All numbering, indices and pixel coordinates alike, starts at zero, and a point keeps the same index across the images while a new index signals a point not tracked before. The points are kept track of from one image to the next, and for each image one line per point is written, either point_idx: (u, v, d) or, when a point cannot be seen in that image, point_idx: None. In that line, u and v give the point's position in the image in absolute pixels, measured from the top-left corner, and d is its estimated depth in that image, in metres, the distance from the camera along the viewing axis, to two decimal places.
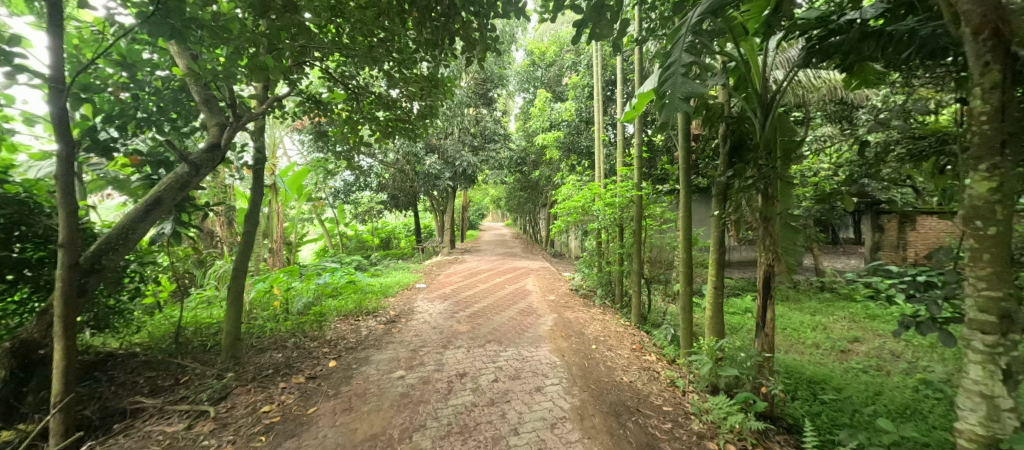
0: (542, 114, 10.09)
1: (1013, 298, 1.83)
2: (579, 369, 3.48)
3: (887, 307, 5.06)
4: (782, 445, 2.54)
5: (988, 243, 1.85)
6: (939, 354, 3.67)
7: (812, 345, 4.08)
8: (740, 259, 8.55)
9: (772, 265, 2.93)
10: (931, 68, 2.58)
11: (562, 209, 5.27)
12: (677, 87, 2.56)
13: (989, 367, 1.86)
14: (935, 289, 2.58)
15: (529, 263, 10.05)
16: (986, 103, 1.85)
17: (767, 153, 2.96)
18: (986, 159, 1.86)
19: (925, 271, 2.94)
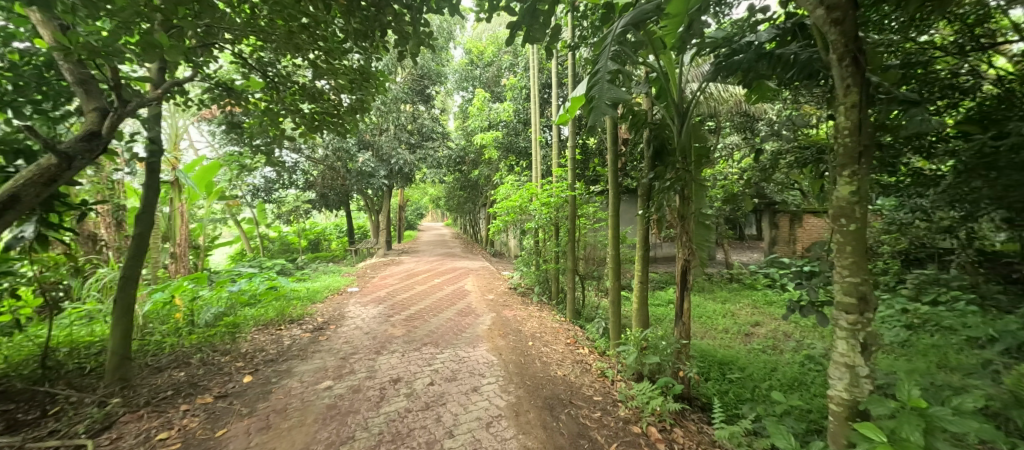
0: (480, 114, 10.10)
1: (867, 283, 2.19)
2: (516, 366, 3.53)
3: (781, 294, 5.82)
4: (696, 422, 2.81)
5: (849, 237, 2.20)
6: (819, 332, 4.30)
7: (723, 330, 4.55)
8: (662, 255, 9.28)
9: (689, 259, 3.21)
10: (810, 88, 2.99)
11: (500, 209, 5.30)
12: (605, 93, 2.70)
13: (851, 340, 2.22)
14: (815, 278, 3.00)
15: (469, 263, 10.01)
16: (848, 119, 2.20)
17: (683, 158, 3.24)
18: (848, 167, 2.22)
19: (809, 262, 3.40)
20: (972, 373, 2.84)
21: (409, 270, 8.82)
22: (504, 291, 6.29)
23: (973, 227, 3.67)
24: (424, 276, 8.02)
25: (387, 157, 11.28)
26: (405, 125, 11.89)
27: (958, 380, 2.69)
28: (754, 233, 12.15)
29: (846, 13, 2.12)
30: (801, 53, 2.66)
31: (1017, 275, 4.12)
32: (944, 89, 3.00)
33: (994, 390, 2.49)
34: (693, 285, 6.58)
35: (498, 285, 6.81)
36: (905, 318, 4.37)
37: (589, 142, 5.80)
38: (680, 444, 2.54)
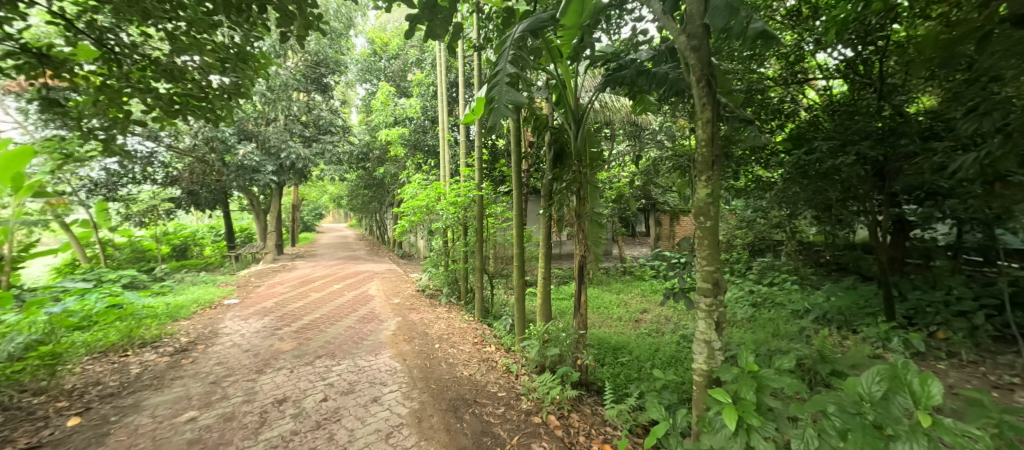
0: (385, 108, 9.74)
1: (719, 270, 2.60)
2: (420, 371, 3.42)
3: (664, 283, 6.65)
4: (591, 406, 3.05)
5: (705, 232, 2.59)
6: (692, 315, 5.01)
7: (617, 319, 5.03)
8: (564, 251, 9.95)
9: (585, 255, 3.47)
10: (679, 104, 3.46)
11: (405, 209, 5.11)
12: (504, 94, 2.78)
13: (709, 320, 2.61)
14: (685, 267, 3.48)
15: (376, 266, 9.48)
16: (703, 132, 2.59)
17: (579, 160, 3.48)
18: (704, 173, 2.60)
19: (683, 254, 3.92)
20: (793, 339, 3.58)
21: (304, 277, 8.00)
22: (412, 294, 6.08)
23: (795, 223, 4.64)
24: (322, 282, 7.37)
25: (274, 150, 10.20)
26: (298, 116, 10.89)
27: (784, 345, 3.37)
28: (641, 231, 13.68)
29: (701, 41, 2.52)
30: (671, 72, 3.05)
31: (823, 259, 5.32)
32: (775, 113, 3.83)
33: (805, 351, 3.17)
34: (593, 279, 7.15)
35: (406, 288, 6.56)
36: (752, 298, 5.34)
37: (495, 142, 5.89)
38: (575, 428, 2.73)
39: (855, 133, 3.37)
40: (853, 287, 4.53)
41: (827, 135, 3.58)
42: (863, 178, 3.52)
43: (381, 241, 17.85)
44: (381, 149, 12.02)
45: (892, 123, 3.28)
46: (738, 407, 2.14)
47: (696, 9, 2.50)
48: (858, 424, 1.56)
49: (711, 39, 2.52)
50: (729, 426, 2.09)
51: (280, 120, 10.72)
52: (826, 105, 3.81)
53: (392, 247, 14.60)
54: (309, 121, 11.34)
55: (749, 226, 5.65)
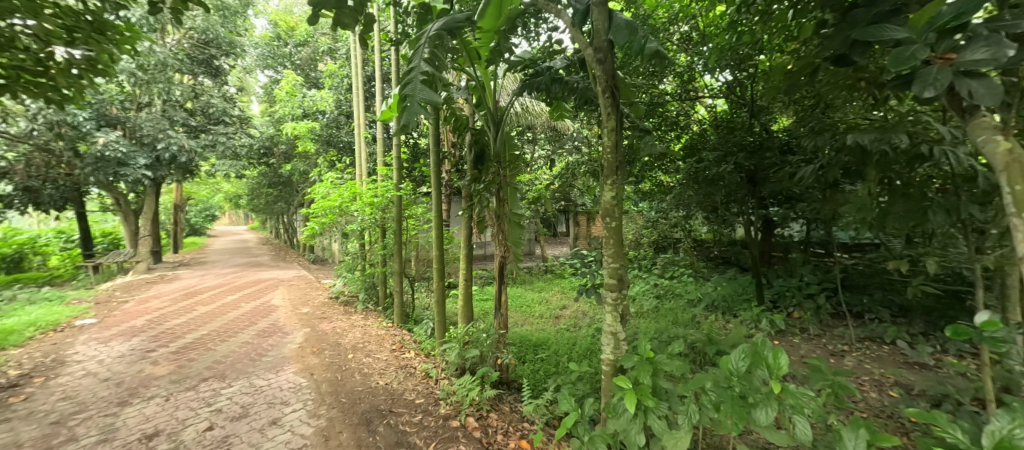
0: (292, 99, 9.14)
1: (623, 267, 2.82)
2: (330, 385, 3.18)
3: None
4: (510, 404, 3.12)
5: (610, 232, 2.79)
6: None
7: (538, 316, 5.21)
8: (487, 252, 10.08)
9: (504, 255, 3.53)
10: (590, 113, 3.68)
11: (315, 210, 4.75)
12: (418, 92, 2.70)
13: (615, 313, 2.80)
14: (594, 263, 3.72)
15: (284, 273, 8.60)
16: (608, 139, 2.79)
17: (498, 161, 3.54)
18: (610, 177, 2.79)
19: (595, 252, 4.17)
20: (687, 325, 4.05)
21: (189, 288, 6.94)
22: (323, 302, 5.62)
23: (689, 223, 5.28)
24: (213, 293, 6.44)
25: (148, 140, 8.67)
26: (181, 102, 9.47)
27: (679, 331, 3.78)
28: (562, 231, 14.35)
29: (606, 55, 2.72)
30: (581, 81, 3.24)
31: (710, 253, 6.02)
32: (671, 125, 4.34)
33: (696, 336, 3.60)
34: (516, 278, 7.32)
35: (316, 296, 6.05)
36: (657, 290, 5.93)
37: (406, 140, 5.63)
38: (493, 427, 2.77)
39: (734, 146, 3.96)
40: (734, 278, 5.26)
41: (714, 147, 4.12)
42: (739, 183, 4.11)
43: (291, 245, 16.24)
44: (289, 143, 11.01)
45: (759, 138, 3.91)
46: (637, 391, 2.29)
47: (602, 24, 2.68)
48: (728, 397, 1.96)
49: (614, 54, 2.73)
50: (628, 408, 2.23)
51: (156, 106, 9.22)
52: (712, 120, 4.36)
53: (303, 252, 13.36)
54: (196, 109, 9.96)
55: (654, 225, 6.25)
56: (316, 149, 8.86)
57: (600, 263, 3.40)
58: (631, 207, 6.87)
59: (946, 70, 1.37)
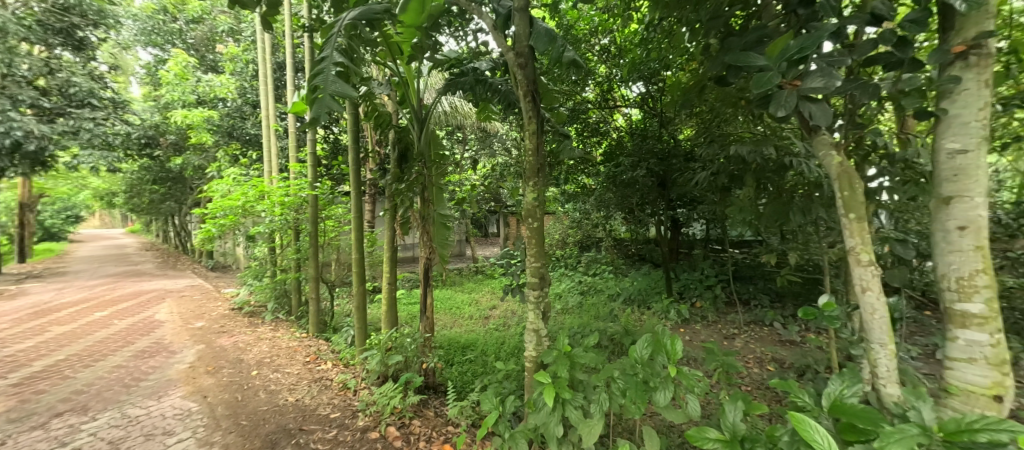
0: (183, 83, 8.28)
1: (545, 265, 2.91)
2: (227, 407, 2.83)
3: None
4: (434, 408, 3.07)
5: (532, 232, 2.87)
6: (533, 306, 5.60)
7: (468, 318, 5.20)
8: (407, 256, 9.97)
9: (430, 257, 3.55)
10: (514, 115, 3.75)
11: (213, 210, 4.29)
12: (330, 84, 2.55)
13: (537, 310, 2.87)
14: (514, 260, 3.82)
15: (174, 284, 7.46)
16: (530, 141, 2.87)
17: (423, 160, 3.51)
18: (532, 179, 2.86)
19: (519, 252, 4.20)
20: (605, 319, 4.34)
21: (38, 306, 5.67)
22: (222, 314, 5.00)
23: (609, 223, 5.72)
24: (73, 311, 5.34)
25: None
26: (26, 78, 7.85)
27: (599, 324, 4.03)
28: (492, 233, 14.50)
29: (527, 60, 2.79)
30: (504, 84, 3.30)
31: (628, 251, 6.48)
32: (592, 131, 4.70)
33: (612, 327, 3.87)
34: (445, 281, 7.22)
35: (214, 307, 5.36)
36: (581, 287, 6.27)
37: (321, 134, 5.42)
38: (416, 434, 2.68)
39: (646, 153, 4.41)
40: (648, 273, 5.77)
41: (628, 154, 4.53)
42: (649, 187, 4.53)
43: (186, 252, 14.16)
44: (179, 133, 9.70)
45: (667, 146, 4.39)
46: (556, 384, 2.35)
47: (523, 29, 2.73)
48: (633, 383, 2.12)
49: (534, 60, 2.81)
50: (547, 401, 2.28)
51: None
52: (628, 128, 4.72)
53: (199, 258, 11.69)
54: (51, 88, 8.27)
55: (579, 226, 6.60)
56: (214, 141, 8.07)
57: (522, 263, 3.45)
58: (558, 208, 7.18)
59: (792, 95, 1.63)
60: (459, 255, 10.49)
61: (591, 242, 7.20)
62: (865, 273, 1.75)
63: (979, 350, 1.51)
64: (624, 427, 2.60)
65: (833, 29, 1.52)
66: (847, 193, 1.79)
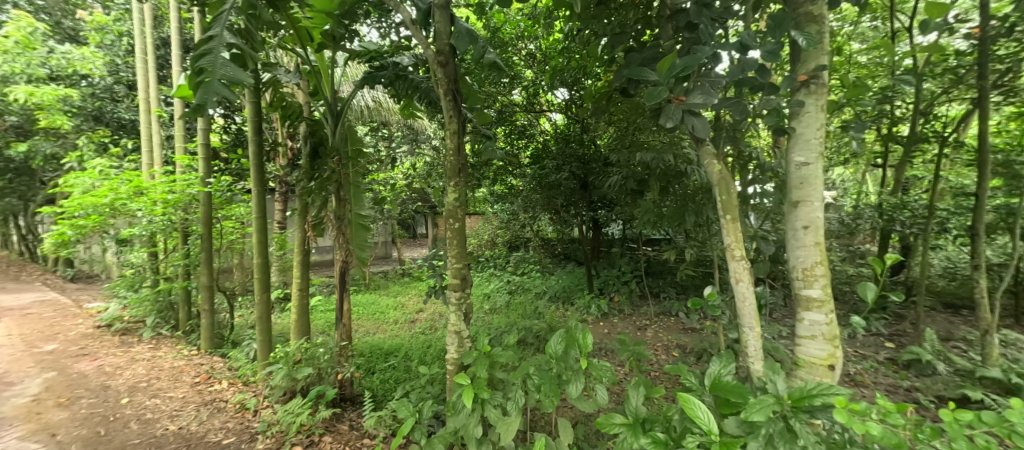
0: (26, 52, 6.75)
1: (467, 266, 2.89)
2: (84, 445, 2.37)
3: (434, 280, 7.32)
4: (349, 421, 2.92)
5: (453, 233, 2.83)
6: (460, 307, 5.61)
7: (393, 322, 5.04)
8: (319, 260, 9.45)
9: (345, 260, 3.36)
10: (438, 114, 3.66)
11: (68, 205, 3.68)
12: (219, 67, 2.27)
13: (458, 312, 2.83)
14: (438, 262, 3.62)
15: (15, 299, 6.05)
16: (451, 140, 2.84)
17: (338, 156, 3.31)
18: (453, 179, 2.82)
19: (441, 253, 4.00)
20: (530, 317, 4.47)
21: None
22: (84, 334, 4.18)
23: (537, 224, 5.93)
24: None
25: None
26: None
27: (526, 322, 4.15)
28: (421, 234, 14.17)
29: (448, 59, 2.74)
30: (425, 81, 3.20)
31: (555, 250, 6.75)
32: (519, 134, 4.88)
33: (534, 325, 4.01)
34: (369, 284, 7.13)
35: (73, 326, 4.46)
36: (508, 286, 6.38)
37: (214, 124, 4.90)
38: None
39: (569, 156, 4.63)
40: (572, 271, 6.09)
41: (553, 157, 4.71)
42: (571, 189, 4.79)
43: (34, 260, 11.57)
44: (23, 114, 7.91)
45: (589, 151, 4.65)
46: (474, 385, 2.31)
47: (444, 27, 2.68)
48: (547, 378, 2.21)
49: (456, 59, 2.78)
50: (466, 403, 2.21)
51: None
52: (554, 133, 4.91)
53: (52, 268, 9.61)
54: None
55: (508, 226, 6.71)
56: (74, 126, 6.74)
57: (442, 263, 3.34)
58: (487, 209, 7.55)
59: (678, 108, 1.78)
60: (386, 258, 10.05)
61: (520, 242, 7.37)
62: (737, 266, 2.01)
63: (817, 328, 1.82)
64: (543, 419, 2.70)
65: (709, 53, 1.72)
66: (724, 197, 2.04)
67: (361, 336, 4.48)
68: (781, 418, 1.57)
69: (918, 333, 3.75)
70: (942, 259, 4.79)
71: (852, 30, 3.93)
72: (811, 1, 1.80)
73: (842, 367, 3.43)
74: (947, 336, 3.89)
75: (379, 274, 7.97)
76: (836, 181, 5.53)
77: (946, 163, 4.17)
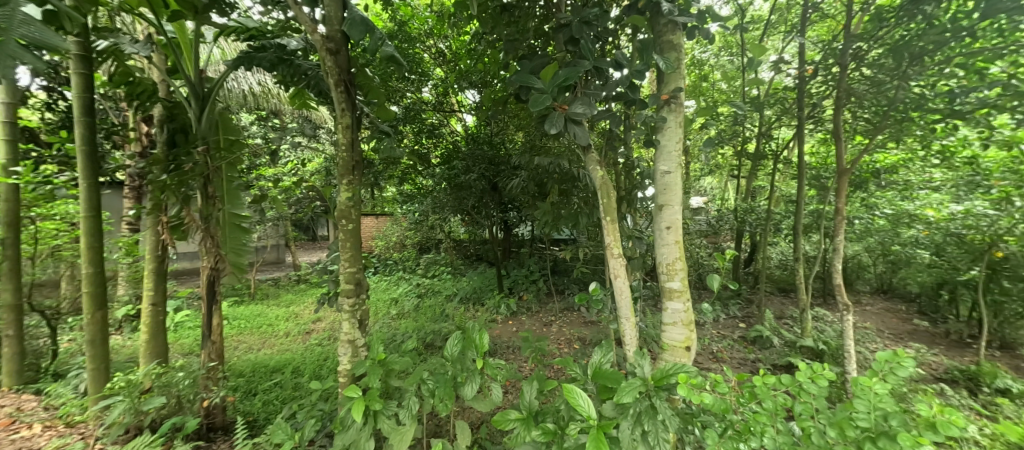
0: None
1: (362, 270, 2.67)
2: None
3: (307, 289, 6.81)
4: None
5: (347, 234, 2.59)
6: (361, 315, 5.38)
7: (283, 336, 4.70)
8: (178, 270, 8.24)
9: (215, 268, 2.92)
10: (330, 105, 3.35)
11: None
12: (17, 25, 1.75)
13: (352, 319, 2.59)
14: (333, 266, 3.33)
15: None
16: (343, 135, 2.59)
17: (205, 146, 2.86)
18: (345, 177, 2.60)
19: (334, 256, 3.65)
20: (437, 320, 4.43)
21: None
22: None
23: (447, 226, 5.94)
24: None
25: None
26: None
27: (433, 326, 4.10)
28: (324, 235, 13.03)
29: (339, 46, 2.52)
30: (314, 68, 2.92)
31: (467, 251, 6.77)
32: (428, 132, 4.77)
33: (439, 328, 3.97)
34: (256, 294, 6.43)
35: None
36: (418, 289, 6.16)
37: (30, 98, 3.87)
38: None
39: (479, 158, 4.66)
40: (483, 272, 6.19)
41: (463, 157, 4.71)
42: (481, 190, 4.84)
43: None
44: None
45: (498, 153, 4.72)
46: (366, 397, 2.11)
47: (333, 11, 2.46)
48: (442, 382, 2.14)
49: (350, 48, 2.59)
50: (355, 419, 2.00)
51: None
52: (464, 135, 4.94)
53: None
54: None
55: (418, 227, 6.54)
56: None
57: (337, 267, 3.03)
58: (396, 210, 7.41)
59: (561, 116, 1.88)
60: (277, 263, 9.00)
61: (432, 243, 7.25)
62: (615, 262, 2.20)
63: (677, 316, 2.06)
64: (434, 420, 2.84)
65: (587, 68, 1.86)
66: (605, 200, 2.20)
67: (241, 356, 4.06)
68: (645, 397, 1.73)
69: (761, 314, 4.59)
70: (779, 253, 5.95)
71: (716, 61, 4.62)
72: (672, 30, 2.04)
73: (708, 346, 4.05)
74: (780, 315, 4.84)
75: (269, 282, 7.12)
76: (706, 188, 6.50)
77: (780, 176, 5.17)
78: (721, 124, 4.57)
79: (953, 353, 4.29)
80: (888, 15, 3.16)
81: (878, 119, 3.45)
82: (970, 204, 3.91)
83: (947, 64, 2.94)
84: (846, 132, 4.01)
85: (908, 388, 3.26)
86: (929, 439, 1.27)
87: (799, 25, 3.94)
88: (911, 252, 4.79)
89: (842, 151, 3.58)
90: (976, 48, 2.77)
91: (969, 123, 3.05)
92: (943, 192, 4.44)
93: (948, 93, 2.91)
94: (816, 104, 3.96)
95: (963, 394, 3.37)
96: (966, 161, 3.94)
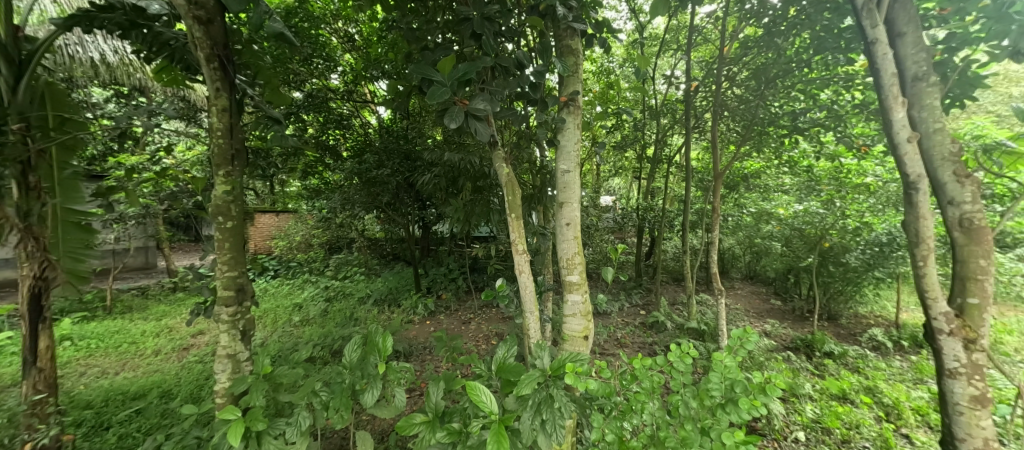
0: None
1: (244, 274, 2.33)
2: None
3: (179, 301, 5.90)
4: None
5: (226, 234, 2.24)
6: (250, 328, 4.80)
7: (152, 354, 4.02)
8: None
9: (41, 278, 2.35)
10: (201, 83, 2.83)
11: None
12: None
13: (231, 331, 2.25)
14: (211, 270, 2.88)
15: None
16: (219, 121, 2.21)
17: (23, 125, 2.26)
18: (222, 167, 2.23)
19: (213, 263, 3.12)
20: (344, 324, 4.14)
21: None
22: None
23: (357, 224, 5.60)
24: None
25: None
26: None
27: (340, 332, 3.87)
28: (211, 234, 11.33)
29: (212, 15, 2.12)
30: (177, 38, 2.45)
31: (383, 251, 6.55)
32: (335, 122, 4.43)
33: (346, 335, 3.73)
34: (115, 308, 5.36)
35: None
36: (326, 291, 5.72)
37: None
38: None
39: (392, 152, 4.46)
40: (399, 272, 5.98)
41: (376, 151, 4.48)
42: (396, 186, 4.63)
43: None
44: None
45: (414, 148, 4.53)
46: (247, 417, 1.81)
47: None
48: (338, 392, 1.95)
49: (227, 18, 2.21)
50: (230, 444, 1.70)
51: None
52: (378, 128, 4.75)
53: None
54: None
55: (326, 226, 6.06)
56: None
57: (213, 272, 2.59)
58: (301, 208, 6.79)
59: (462, 110, 1.81)
60: (146, 270, 7.68)
61: (342, 243, 6.82)
62: (518, 257, 2.24)
63: (576, 307, 2.17)
64: (337, 434, 2.72)
65: (487, 63, 1.83)
66: (510, 197, 2.23)
67: (89, 384, 3.34)
68: (544, 387, 1.76)
69: (658, 301, 5.13)
70: (673, 246, 6.74)
71: (621, 71, 5.07)
72: (570, 36, 2.15)
73: (613, 334, 4.39)
74: (672, 301, 5.50)
75: (134, 292, 5.99)
76: (615, 188, 7.10)
77: (673, 177, 5.85)
78: (625, 129, 5.02)
79: (798, 326, 5.26)
80: (751, 45, 3.72)
81: (746, 132, 4.08)
82: (808, 205, 4.95)
83: (792, 89, 3.55)
84: (722, 142, 4.66)
85: (766, 358, 3.92)
86: (761, 402, 1.53)
87: (686, 45, 4.49)
88: (768, 244, 5.76)
89: (719, 158, 4.15)
90: (810, 78, 3.37)
91: (807, 138, 3.74)
92: (790, 194, 5.44)
93: (792, 113, 3.55)
94: (700, 116, 4.54)
95: (803, 358, 4.16)
96: (806, 169, 4.90)
